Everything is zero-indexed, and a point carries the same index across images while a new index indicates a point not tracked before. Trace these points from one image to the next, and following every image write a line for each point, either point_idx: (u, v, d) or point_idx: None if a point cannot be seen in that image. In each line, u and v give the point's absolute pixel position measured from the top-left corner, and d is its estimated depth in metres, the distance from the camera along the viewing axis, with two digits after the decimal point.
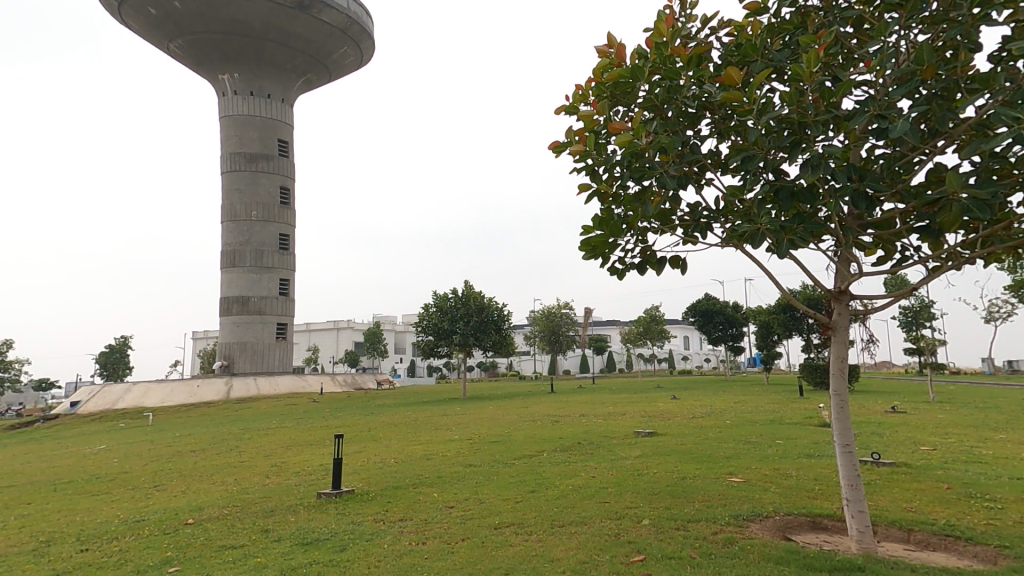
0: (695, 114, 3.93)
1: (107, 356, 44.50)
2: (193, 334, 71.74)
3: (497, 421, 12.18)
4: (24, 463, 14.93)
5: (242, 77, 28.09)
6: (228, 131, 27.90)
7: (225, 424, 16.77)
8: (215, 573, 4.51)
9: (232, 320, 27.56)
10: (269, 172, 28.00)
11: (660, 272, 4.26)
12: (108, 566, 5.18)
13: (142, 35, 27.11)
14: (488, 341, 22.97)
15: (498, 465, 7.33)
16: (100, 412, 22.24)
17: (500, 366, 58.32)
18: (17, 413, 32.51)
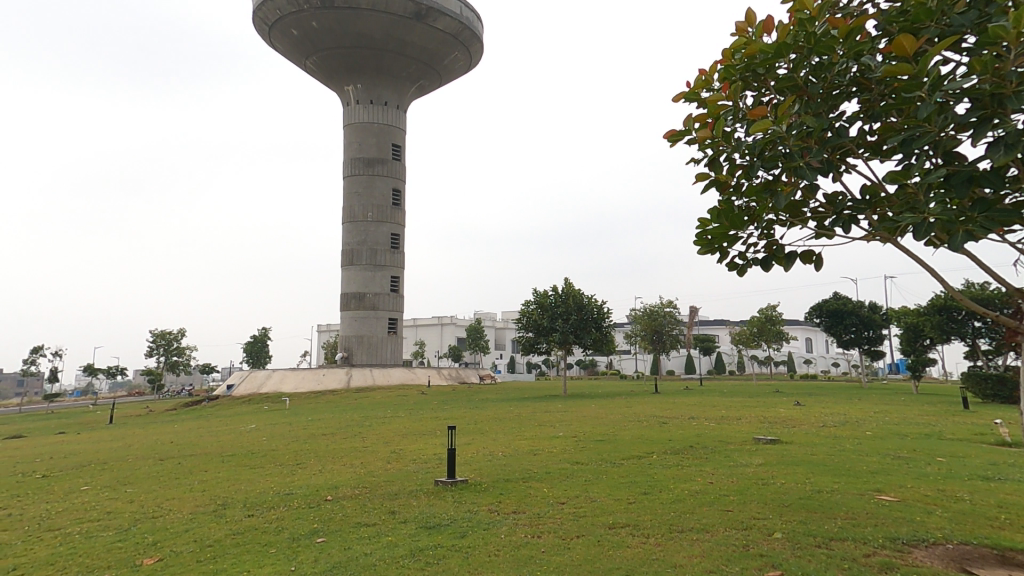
0: (844, 94, 3.58)
1: (252, 345, 50.67)
2: (318, 327, 79.25)
3: (602, 419, 12.07)
4: (193, 438, 17.49)
5: (364, 87, 30.33)
6: (350, 138, 30.23)
7: (349, 411, 18.33)
8: (355, 547, 4.95)
9: (349, 315, 29.90)
10: (384, 175, 30.05)
11: (788, 268, 3.95)
12: (269, 532, 5.93)
13: (284, 55, 30.30)
14: (589, 338, 22.82)
15: (607, 464, 7.27)
16: (248, 395, 25.38)
17: (600, 365, 57.64)
18: (186, 393, 38.18)
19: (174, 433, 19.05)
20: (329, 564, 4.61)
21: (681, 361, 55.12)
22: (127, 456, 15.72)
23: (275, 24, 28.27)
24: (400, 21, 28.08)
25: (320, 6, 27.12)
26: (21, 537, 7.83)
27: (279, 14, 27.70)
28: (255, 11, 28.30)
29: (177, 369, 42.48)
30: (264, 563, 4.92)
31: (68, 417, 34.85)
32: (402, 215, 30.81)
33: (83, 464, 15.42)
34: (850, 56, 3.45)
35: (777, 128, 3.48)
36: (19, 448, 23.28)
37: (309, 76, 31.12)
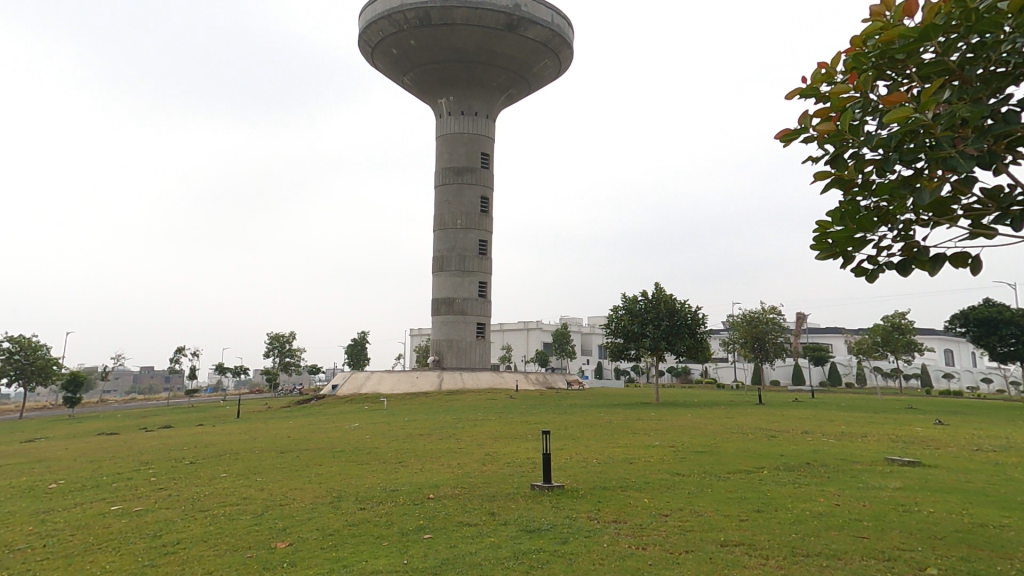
0: (1009, 76, 3.13)
1: (352, 347, 54.26)
2: (411, 331, 83.28)
3: (702, 430, 11.53)
4: (305, 433, 19.09)
5: (456, 99, 31.50)
6: (441, 149, 31.49)
7: (442, 412, 19.03)
8: (460, 545, 5.13)
9: (440, 319, 31.03)
10: (473, 183, 30.97)
11: (933, 272, 3.52)
12: (380, 526, 6.29)
13: (384, 74, 32.32)
14: (682, 345, 21.91)
15: (712, 477, 6.91)
16: (350, 395, 27.20)
17: (694, 373, 55.12)
18: (297, 392, 41.69)
19: (289, 428, 20.91)
20: (438, 560, 4.82)
21: (786, 370, 51.22)
22: (253, 448, 17.54)
23: (377, 45, 30.27)
24: (492, 33, 28.96)
25: (418, 24, 28.68)
26: (179, 516, 9.05)
27: (381, 35, 29.62)
28: (360, 34, 30.49)
29: (290, 369, 46.60)
30: (378, 554, 5.24)
31: (204, 411, 39.56)
32: (489, 222, 31.57)
33: (219, 453, 17.47)
34: (1018, 33, 3.01)
35: (919, 118, 3.11)
36: (167, 437, 26.81)
37: (406, 91, 32.88)
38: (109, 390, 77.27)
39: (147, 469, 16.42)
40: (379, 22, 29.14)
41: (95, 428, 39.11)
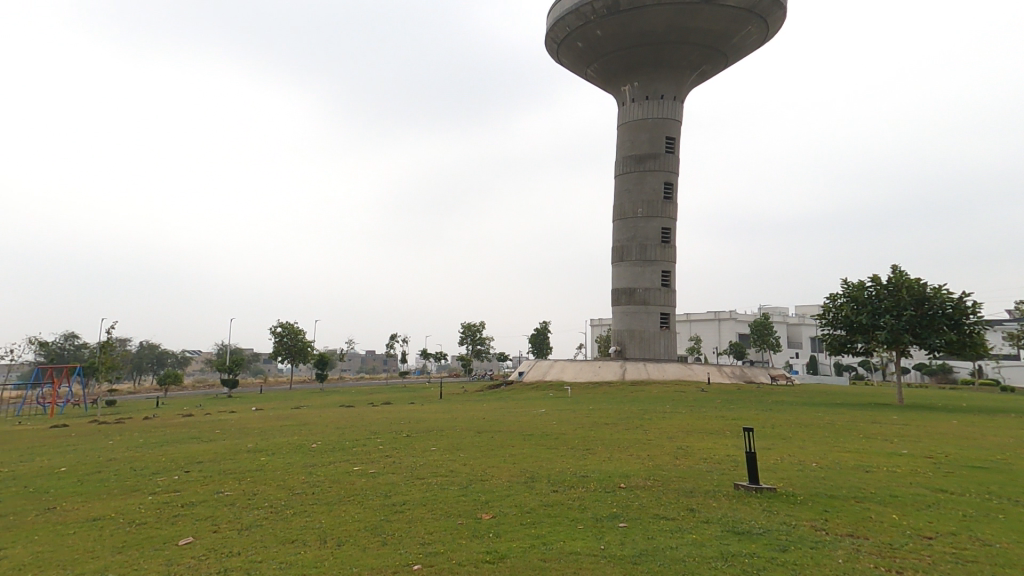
0: None
1: (536, 336, 56.83)
2: (591, 322, 84.39)
3: (965, 441, 9.29)
4: (499, 416, 20.62)
5: (642, 84, 30.61)
6: (623, 137, 30.91)
7: (627, 402, 18.80)
8: (658, 538, 4.95)
9: (621, 310, 30.58)
10: (655, 169, 29.83)
11: None
12: (575, 509, 6.42)
13: (569, 68, 32.94)
14: (940, 339, 17.93)
15: (989, 499, 5.50)
16: (536, 382, 28.52)
17: (959, 372, 45.29)
18: (489, 377, 45.20)
19: (484, 411, 22.81)
20: (637, 550, 4.73)
21: None
22: (457, 426, 19.56)
23: (563, 41, 30.98)
24: (686, 9, 27.32)
25: (606, 13, 28.48)
26: (403, 480, 10.54)
27: (568, 30, 30.18)
28: (547, 33, 31.51)
29: (483, 356, 50.93)
30: (576, 536, 5.34)
31: (416, 391, 45.63)
32: (673, 209, 30.14)
33: (428, 429, 19.89)
34: None
35: None
36: (388, 412, 31.54)
37: (590, 82, 33.09)
38: (346, 369, 94.60)
39: (376, 437, 19.53)
40: (567, 18, 29.64)
41: (337, 401, 47.93)
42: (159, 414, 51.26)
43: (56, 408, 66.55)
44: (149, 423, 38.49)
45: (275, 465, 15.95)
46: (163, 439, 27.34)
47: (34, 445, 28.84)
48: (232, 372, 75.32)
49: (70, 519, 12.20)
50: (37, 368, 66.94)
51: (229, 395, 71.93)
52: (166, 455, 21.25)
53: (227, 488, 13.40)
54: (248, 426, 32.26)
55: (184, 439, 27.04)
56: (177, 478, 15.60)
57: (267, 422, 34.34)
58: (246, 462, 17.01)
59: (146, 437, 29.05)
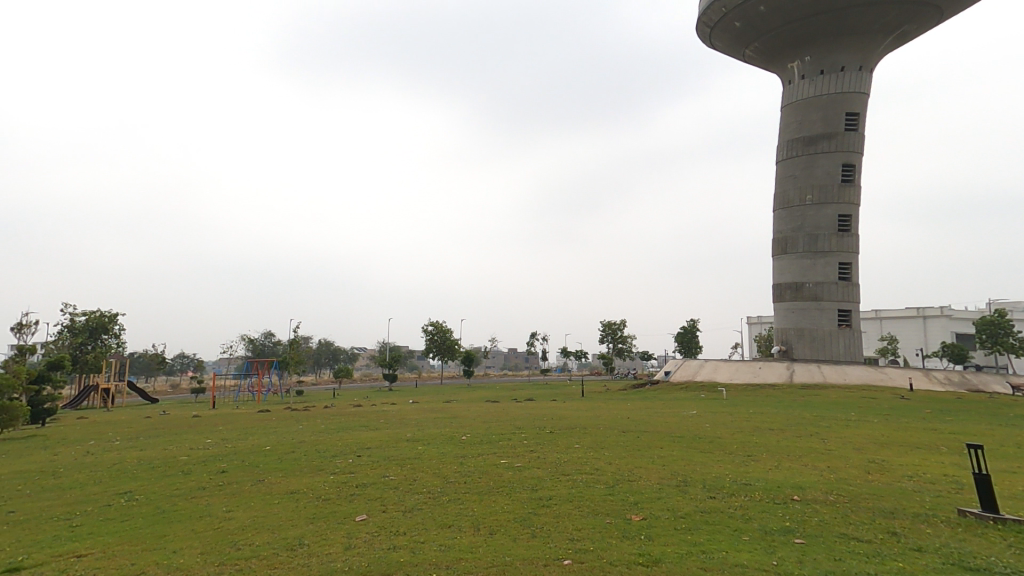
0: None
1: (684, 335, 54.21)
2: (749, 320, 78.15)
3: None
4: (646, 416, 20.06)
5: (815, 58, 27.57)
6: (789, 119, 28.21)
7: (796, 408, 16.99)
8: (849, 561, 4.54)
9: (786, 307, 27.91)
10: (829, 151, 26.68)
11: None
12: (739, 518, 6.05)
13: (724, 49, 31.13)
14: None
15: None
16: (685, 382, 27.17)
17: None
18: (634, 376, 44.19)
19: (632, 410, 22.33)
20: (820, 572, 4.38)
21: None
22: (601, 424, 19.53)
23: (718, 23, 29.15)
24: None
25: None
26: (548, 475, 10.83)
27: (724, 11, 28.27)
28: (699, 16, 29.89)
29: (625, 355, 50.08)
30: (742, 547, 5.05)
31: (558, 388, 46.49)
32: (852, 193, 26.69)
33: (572, 427, 20.08)
34: None
35: None
36: (529, 409, 32.61)
37: (750, 61, 30.81)
38: (491, 366, 99.90)
39: (521, 432, 20.31)
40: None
41: (483, 397, 50.78)
42: (336, 403, 59.18)
43: (262, 395, 80.56)
44: (330, 411, 44.63)
45: (431, 454, 17.43)
46: (340, 426, 31.55)
47: (247, 426, 35.23)
48: (392, 367, 83.91)
49: (274, 491, 14.67)
50: (247, 361, 81.62)
51: (391, 388, 80.40)
52: (343, 440, 24.43)
53: (393, 473, 15.00)
54: (406, 417, 35.64)
55: (357, 427, 30.90)
56: (352, 461, 17.88)
57: (423, 413, 37.63)
58: (406, 450, 18.85)
59: (326, 423, 33.71)
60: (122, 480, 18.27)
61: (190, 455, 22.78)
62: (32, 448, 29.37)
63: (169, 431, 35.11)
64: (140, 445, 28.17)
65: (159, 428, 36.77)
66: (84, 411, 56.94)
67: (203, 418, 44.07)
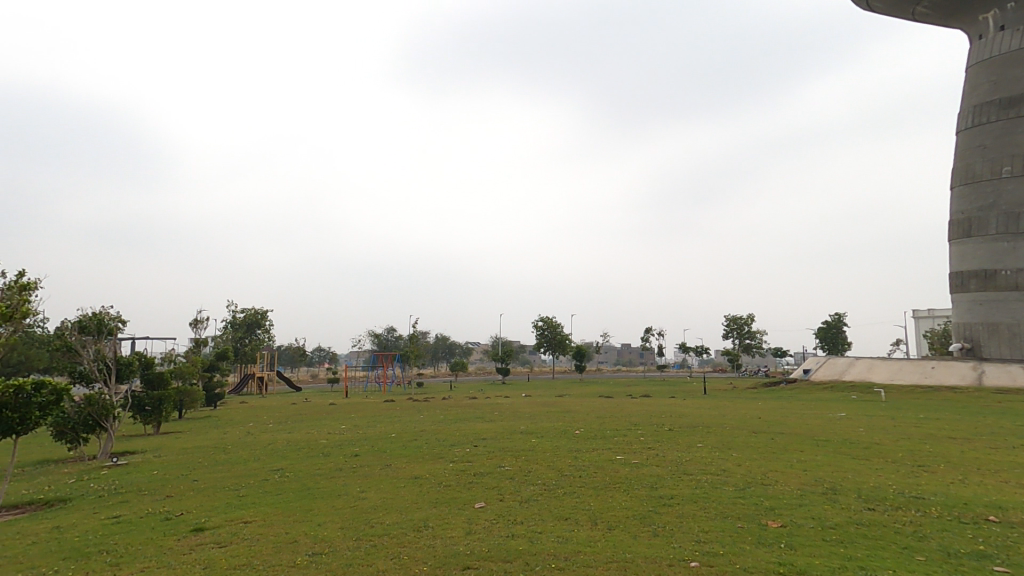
0: None
1: (826, 331, 49.38)
2: (913, 314, 68.90)
3: None
4: (784, 417, 18.59)
5: (1016, 5, 25.62)
6: (981, 79, 26.15)
7: (987, 415, 14.57)
8: None
9: (973, 298, 25.82)
10: None
11: None
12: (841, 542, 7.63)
13: (890, 9, 29.82)
14: None
15: None
16: (832, 382, 24.71)
17: None
18: (765, 374, 41.17)
19: (772, 409, 20.70)
20: None
21: None
22: (725, 424, 18.56)
23: None
24: None
25: None
26: (669, 474, 12.14)
27: None
28: None
29: (751, 351, 46.57)
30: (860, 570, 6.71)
31: (674, 385, 44.60)
32: None
33: (693, 425, 19.23)
34: None
35: None
36: (641, 406, 31.89)
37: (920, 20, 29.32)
38: (604, 361, 99.07)
39: (637, 429, 19.85)
40: None
41: (598, 392, 50.67)
42: (454, 395, 62.39)
43: (387, 386, 87.31)
44: (447, 403, 47.22)
45: (546, 448, 17.57)
46: (457, 417, 33.35)
47: (376, 414, 38.63)
48: (505, 361, 86.66)
49: (401, 474, 15.94)
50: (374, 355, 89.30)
51: (503, 381, 82.80)
52: (464, 429, 25.97)
53: (509, 464, 15.66)
54: (520, 409, 36.70)
55: (473, 417, 32.51)
56: (470, 451, 18.97)
57: (536, 407, 38.48)
58: (521, 442, 19.46)
59: (446, 414, 35.79)
60: (277, 457, 21.08)
61: (332, 439, 25.75)
62: (209, 427, 34.91)
63: (312, 416, 39.60)
64: (289, 427, 32.16)
65: (304, 413, 41.63)
66: (244, 397, 66.27)
67: (338, 405, 48.95)
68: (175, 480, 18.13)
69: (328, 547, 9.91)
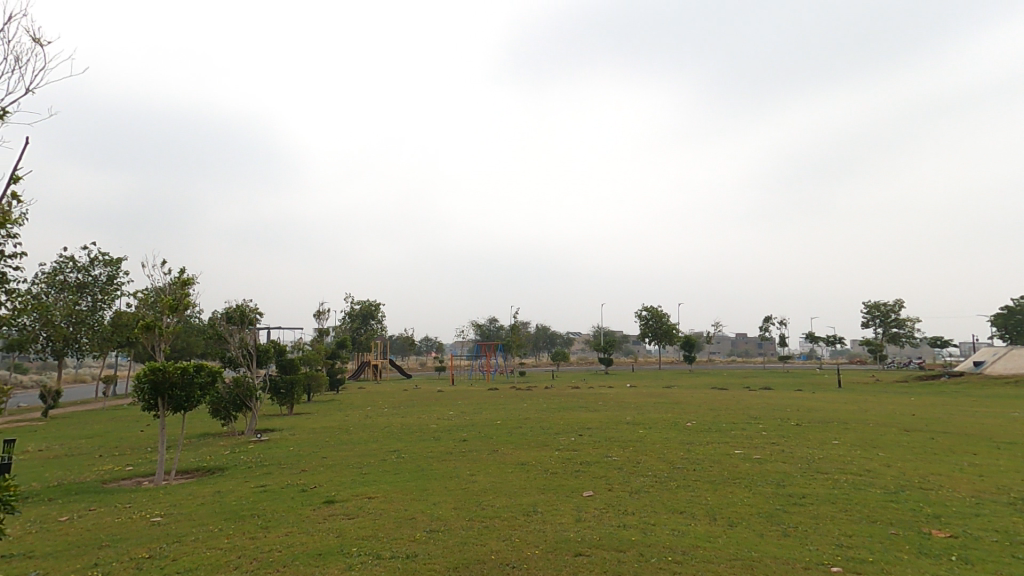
0: None
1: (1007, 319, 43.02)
2: None
3: None
4: (943, 415, 17.29)
5: None
6: None
7: None
8: None
9: None
10: None
11: None
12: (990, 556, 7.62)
13: None
14: None
15: None
16: (1012, 376, 21.78)
17: None
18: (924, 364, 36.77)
19: (932, 408, 18.60)
20: None
21: None
22: (865, 421, 17.99)
23: None
24: None
25: None
26: (799, 472, 12.77)
27: None
28: None
29: (899, 341, 41.95)
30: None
31: (798, 377, 41.54)
32: None
33: (828, 422, 18.65)
34: None
35: None
36: (756, 399, 30.47)
37: None
38: (717, 351, 94.76)
39: (758, 422, 19.87)
40: None
41: (720, 381, 48.54)
42: (557, 383, 63.41)
43: (490, 374, 90.72)
44: (552, 391, 48.26)
45: (654, 438, 18.66)
46: (560, 405, 34.30)
47: (482, 400, 40.75)
48: (608, 351, 86.05)
49: (510, 460, 17.47)
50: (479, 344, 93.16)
51: (607, 372, 82.55)
52: (569, 417, 26.88)
53: (616, 454, 16.61)
54: (625, 399, 36.75)
55: (577, 406, 33.21)
56: (575, 439, 20.33)
57: (642, 397, 38.22)
58: (629, 433, 20.45)
59: (549, 403, 36.76)
60: (393, 440, 23.36)
61: (444, 424, 27.82)
62: (335, 409, 38.89)
63: (423, 401, 42.60)
64: (402, 411, 34.94)
65: (417, 399, 44.90)
66: (363, 382, 72.58)
67: (447, 392, 52.01)
68: (308, 456, 20.66)
69: (445, 526, 10.77)
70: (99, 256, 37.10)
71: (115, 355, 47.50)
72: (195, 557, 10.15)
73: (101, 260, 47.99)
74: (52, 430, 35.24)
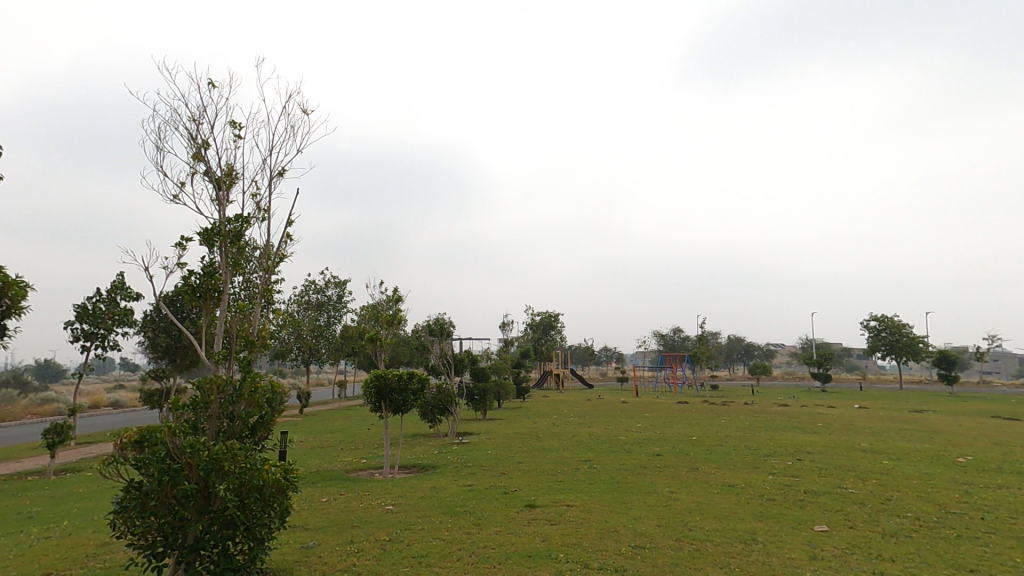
0: None
1: None
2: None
3: None
4: None
5: None
6: None
7: None
8: None
9: None
10: None
11: None
12: None
13: None
14: None
15: None
16: None
17: None
18: None
19: None
20: None
21: None
22: None
23: None
24: None
25: None
26: None
27: None
28: None
29: None
30: None
31: None
32: None
33: None
34: None
35: None
36: None
37: None
38: (988, 373, 77.54)
39: None
40: None
41: (991, 410, 39.73)
42: (757, 400, 58.38)
43: (679, 388, 86.59)
44: (752, 408, 45.10)
45: (907, 473, 17.15)
46: (769, 425, 31.63)
47: (672, 414, 39.68)
48: (824, 367, 76.72)
49: (714, 480, 17.00)
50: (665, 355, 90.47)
51: (824, 390, 72.97)
52: (785, 440, 25.23)
53: (853, 487, 15.42)
54: (852, 422, 32.76)
55: (790, 426, 30.77)
56: (791, 464, 19.20)
57: (876, 421, 33.58)
58: (865, 463, 18.91)
59: (752, 420, 34.57)
60: (584, 449, 24.12)
61: (637, 436, 28.10)
62: (524, 416, 41.13)
63: (608, 411, 43.21)
64: (590, 421, 35.90)
65: (603, 409, 45.31)
66: (546, 391, 75.84)
67: (633, 404, 51.91)
68: (506, 460, 22.20)
69: (650, 543, 10.91)
70: (333, 280, 45.89)
71: (345, 362, 57.15)
72: (425, 544, 11.18)
73: (333, 282, 58.59)
74: (306, 425, 43.44)
